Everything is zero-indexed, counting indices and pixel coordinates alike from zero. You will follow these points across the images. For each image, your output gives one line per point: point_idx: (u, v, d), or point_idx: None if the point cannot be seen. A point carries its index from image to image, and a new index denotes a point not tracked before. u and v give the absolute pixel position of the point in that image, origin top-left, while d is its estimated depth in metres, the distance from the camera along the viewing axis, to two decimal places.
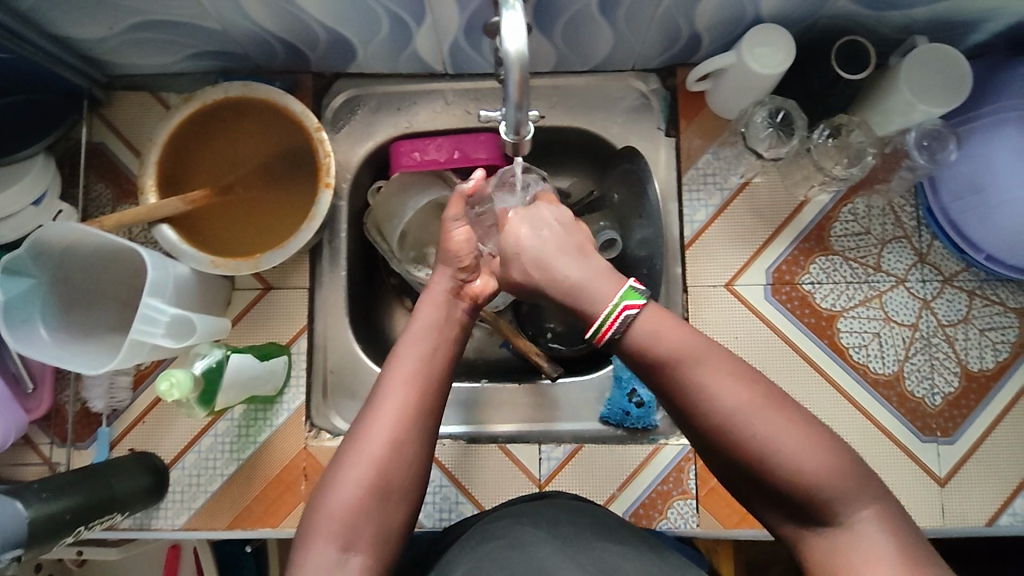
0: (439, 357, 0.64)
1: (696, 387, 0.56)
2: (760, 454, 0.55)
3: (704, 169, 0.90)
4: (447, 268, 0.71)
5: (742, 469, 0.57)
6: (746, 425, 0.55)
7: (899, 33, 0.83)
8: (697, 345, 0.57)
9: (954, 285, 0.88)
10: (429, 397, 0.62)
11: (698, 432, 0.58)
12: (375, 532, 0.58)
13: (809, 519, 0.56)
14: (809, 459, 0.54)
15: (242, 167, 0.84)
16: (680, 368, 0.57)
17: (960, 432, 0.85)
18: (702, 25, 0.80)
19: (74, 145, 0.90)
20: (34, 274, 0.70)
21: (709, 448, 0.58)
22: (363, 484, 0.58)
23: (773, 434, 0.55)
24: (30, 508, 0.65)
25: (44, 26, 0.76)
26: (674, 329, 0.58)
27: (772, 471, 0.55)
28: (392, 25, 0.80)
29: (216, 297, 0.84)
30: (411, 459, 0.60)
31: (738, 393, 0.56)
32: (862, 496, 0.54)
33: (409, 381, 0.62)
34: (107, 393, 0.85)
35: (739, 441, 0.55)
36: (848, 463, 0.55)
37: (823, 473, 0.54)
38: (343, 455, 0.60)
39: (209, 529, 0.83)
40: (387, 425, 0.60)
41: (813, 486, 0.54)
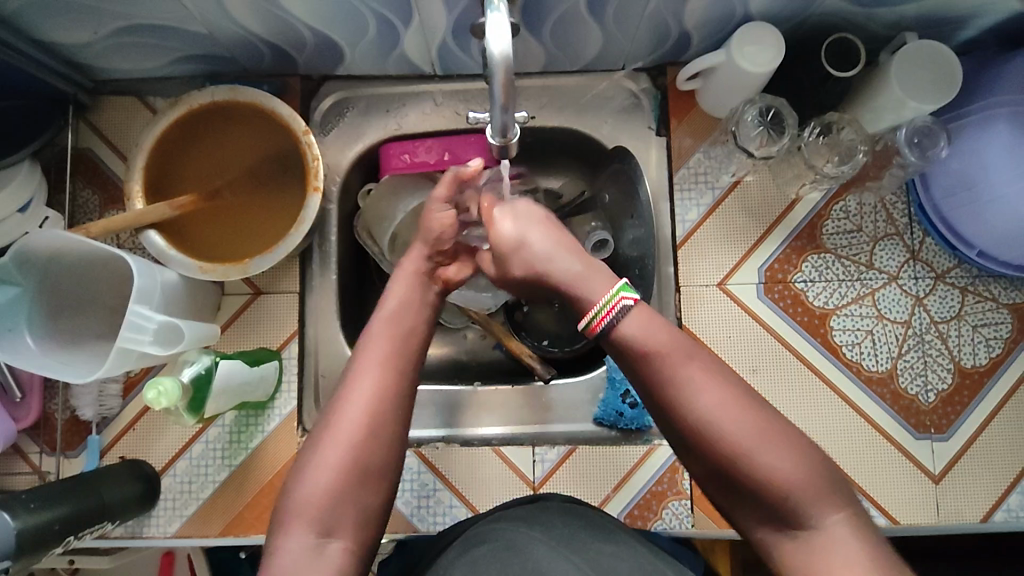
0: (413, 336, 0.66)
1: (673, 383, 0.56)
2: (733, 454, 0.55)
3: (695, 168, 0.90)
4: (422, 247, 0.72)
5: (715, 468, 0.56)
6: (720, 423, 0.55)
7: (888, 30, 0.83)
8: (679, 343, 0.57)
9: (946, 281, 0.88)
10: (404, 375, 0.62)
11: (674, 428, 0.57)
12: (354, 514, 0.57)
13: (779, 524, 0.55)
14: (780, 462, 0.54)
15: (231, 171, 0.84)
16: (661, 365, 0.57)
17: (953, 429, 0.85)
18: (691, 24, 0.80)
19: (60, 151, 0.89)
20: (20, 282, 0.70)
21: (684, 446, 0.57)
22: (339, 463, 0.57)
23: (746, 435, 0.54)
24: (17, 520, 0.64)
25: (27, 31, 0.75)
26: (657, 328, 0.58)
27: (745, 472, 0.55)
28: (380, 27, 0.79)
29: (206, 303, 0.83)
30: (386, 437, 0.59)
31: (716, 391, 0.56)
32: (832, 502, 0.54)
33: (383, 359, 0.62)
34: (97, 401, 0.84)
35: (713, 439, 0.55)
36: (819, 469, 0.55)
37: (794, 476, 0.54)
38: (318, 435, 0.59)
39: (202, 536, 0.83)
40: (362, 402, 0.59)
41: (784, 489, 0.54)
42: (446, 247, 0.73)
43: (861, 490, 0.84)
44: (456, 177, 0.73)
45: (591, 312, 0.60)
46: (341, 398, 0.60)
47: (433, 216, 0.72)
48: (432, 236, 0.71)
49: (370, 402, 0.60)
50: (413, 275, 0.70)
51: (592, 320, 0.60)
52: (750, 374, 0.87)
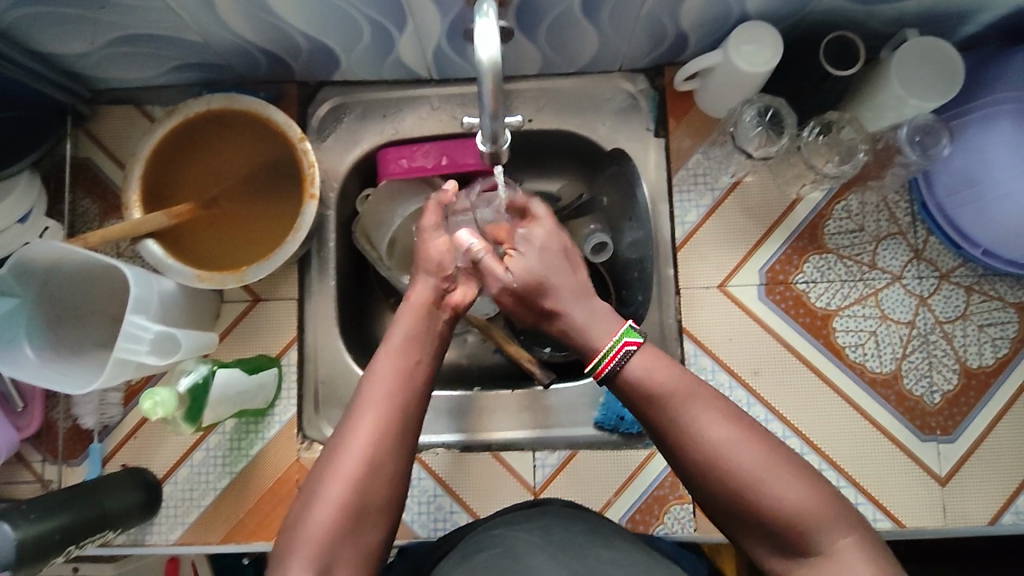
0: (418, 368, 0.65)
1: (680, 415, 0.58)
2: (742, 484, 0.56)
3: (694, 169, 0.89)
4: (427, 278, 0.71)
5: (723, 502, 0.57)
6: (727, 455, 0.56)
7: (889, 27, 0.82)
8: (684, 380, 0.60)
9: (951, 281, 0.87)
10: (408, 411, 0.62)
11: (681, 462, 0.59)
12: (353, 551, 0.58)
13: (793, 551, 0.55)
14: (788, 491, 0.55)
15: (228, 179, 0.84)
16: (665, 400, 0.59)
17: (960, 431, 0.84)
18: (688, 24, 0.79)
19: (60, 161, 0.89)
20: (18, 294, 0.70)
21: (693, 480, 0.58)
22: (339, 498, 0.58)
23: (756, 466, 0.56)
24: (17, 530, 0.65)
25: (23, 43, 0.76)
26: (662, 364, 0.61)
27: (755, 503, 0.55)
28: (374, 32, 0.79)
29: (204, 311, 0.84)
30: (387, 472, 0.60)
31: (724, 423, 0.57)
32: (842, 526, 0.55)
33: (388, 393, 0.62)
34: (98, 409, 0.85)
35: (722, 472, 0.56)
36: (829, 497, 0.55)
37: (802, 504, 0.55)
38: (322, 467, 0.60)
39: (203, 543, 0.83)
40: (364, 439, 0.60)
41: (795, 516, 0.54)
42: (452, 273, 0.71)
43: (865, 494, 0.83)
44: (438, 204, 0.76)
45: (597, 359, 0.63)
46: (346, 432, 0.60)
47: (429, 245, 0.72)
48: (433, 265, 0.71)
49: (373, 437, 0.60)
50: (417, 310, 0.69)
51: (598, 365, 0.62)
52: (752, 376, 0.86)
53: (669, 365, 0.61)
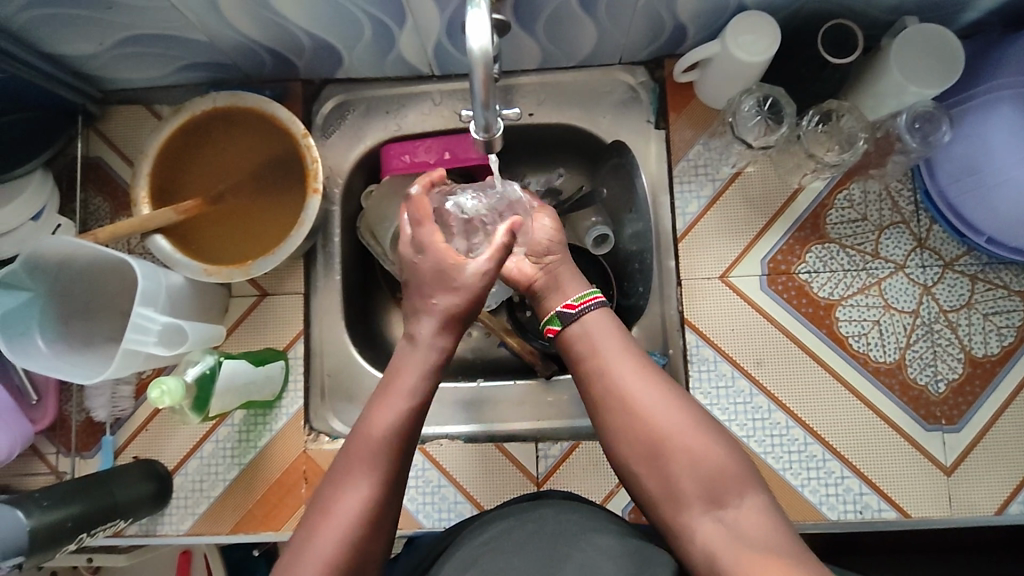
0: (409, 433, 0.63)
1: (613, 370, 0.66)
2: (660, 434, 0.62)
3: (695, 160, 0.90)
4: (432, 320, 0.65)
5: (644, 452, 0.63)
6: (651, 406, 0.63)
7: (889, 15, 0.82)
8: (621, 342, 0.68)
9: (955, 270, 0.86)
10: (395, 475, 0.62)
11: (613, 411, 0.65)
12: None
13: (703, 505, 0.60)
14: (702, 443, 0.61)
15: (233, 175, 0.85)
16: (602, 355, 0.67)
17: (964, 420, 0.83)
18: (686, 15, 0.79)
19: (71, 161, 0.92)
20: (30, 287, 0.72)
21: (618, 433, 0.64)
22: (328, 558, 0.57)
23: (675, 418, 0.63)
24: (31, 518, 0.66)
25: (35, 44, 0.78)
26: (603, 322, 0.70)
27: (672, 451, 0.62)
28: (375, 29, 0.80)
29: (213, 305, 0.85)
30: (373, 534, 0.60)
31: (650, 380, 0.65)
32: (750, 485, 0.60)
33: (375, 456, 0.61)
34: (110, 402, 0.86)
35: (644, 420, 0.63)
36: (739, 460, 0.61)
37: (715, 454, 0.61)
38: (315, 517, 0.60)
39: (213, 534, 0.84)
40: (351, 503, 0.59)
41: (707, 465, 0.61)
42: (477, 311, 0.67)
43: (870, 484, 0.83)
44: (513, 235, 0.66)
45: (581, 296, 0.72)
46: (333, 493, 0.60)
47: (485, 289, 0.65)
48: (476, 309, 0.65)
49: (362, 503, 0.59)
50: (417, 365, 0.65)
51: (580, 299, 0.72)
52: (755, 366, 0.86)
53: (613, 328, 0.69)
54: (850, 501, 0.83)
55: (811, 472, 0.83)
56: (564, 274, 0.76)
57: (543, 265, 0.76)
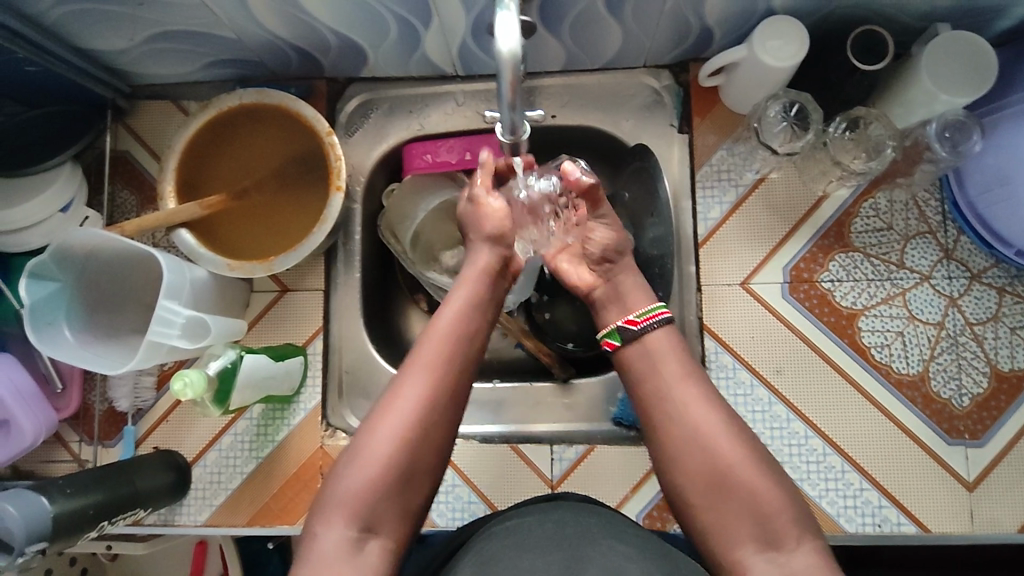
0: (472, 337, 0.67)
1: (678, 398, 0.64)
2: (723, 467, 0.60)
3: (718, 165, 0.89)
4: (489, 248, 0.73)
5: (703, 483, 0.60)
6: (715, 437, 0.61)
7: (920, 22, 0.80)
8: (689, 371, 0.66)
9: (982, 282, 0.85)
10: (459, 378, 0.64)
11: (677, 436, 0.63)
12: (398, 506, 0.60)
13: (757, 542, 0.57)
14: (765, 482, 0.59)
15: (259, 172, 0.86)
16: (667, 381, 0.65)
17: (988, 436, 0.82)
18: (713, 19, 0.79)
19: (100, 154, 0.93)
20: (59, 278, 0.73)
21: (678, 460, 0.62)
22: (386, 452, 0.59)
23: (739, 452, 0.60)
24: (54, 504, 0.68)
25: (67, 39, 0.79)
26: (672, 349, 0.67)
27: (733, 487, 0.59)
28: (401, 29, 0.80)
29: (235, 300, 0.86)
30: (431, 437, 0.62)
31: (716, 411, 0.63)
32: (807, 529, 0.58)
33: (437, 358, 0.64)
34: (132, 393, 0.88)
35: (706, 450, 0.61)
36: (799, 503, 0.59)
37: (778, 493, 0.59)
38: (374, 416, 0.62)
39: (230, 525, 0.85)
40: (414, 397, 0.62)
41: (767, 504, 0.58)
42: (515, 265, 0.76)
43: (890, 497, 0.82)
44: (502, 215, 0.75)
45: (646, 312, 0.70)
46: (394, 393, 0.62)
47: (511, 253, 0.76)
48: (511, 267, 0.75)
49: (422, 399, 0.62)
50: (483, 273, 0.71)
51: (643, 316, 0.70)
52: (775, 375, 0.85)
53: (680, 358, 0.67)
54: (868, 514, 0.82)
55: (830, 483, 0.82)
56: (625, 282, 0.75)
57: (603, 272, 0.76)
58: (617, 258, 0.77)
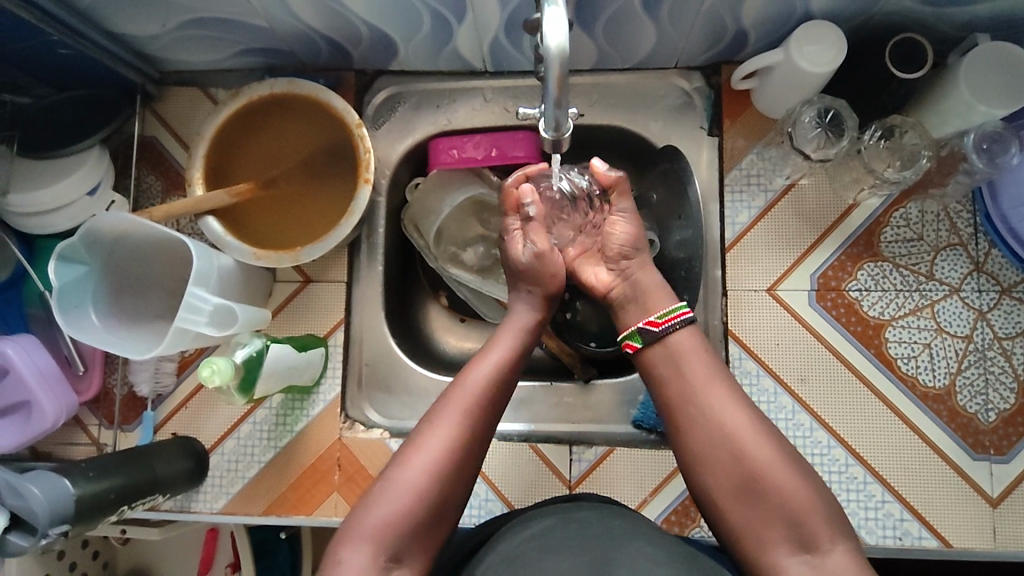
0: (504, 388, 0.67)
1: (706, 398, 0.64)
2: (753, 467, 0.59)
3: (748, 170, 0.88)
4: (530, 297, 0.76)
5: (734, 485, 0.60)
6: (744, 436, 0.61)
7: (960, 31, 0.79)
8: (716, 371, 0.65)
9: (1012, 296, 0.84)
10: (489, 424, 0.65)
11: (706, 437, 0.62)
12: (419, 547, 0.59)
13: (790, 544, 0.56)
14: (796, 482, 0.58)
15: (287, 162, 0.86)
16: (694, 382, 0.65)
17: (1014, 452, 0.81)
18: (749, 21, 0.78)
19: (127, 138, 0.93)
20: (87, 261, 0.73)
21: (707, 460, 0.62)
22: (417, 486, 0.59)
23: (769, 452, 0.60)
24: (77, 486, 0.68)
25: (101, 22, 0.79)
26: (697, 349, 0.67)
27: (765, 487, 0.59)
28: (433, 22, 0.80)
29: (258, 289, 0.86)
30: (456, 482, 0.61)
31: (746, 412, 0.63)
32: (841, 529, 0.57)
33: (472, 401, 0.64)
34: (153, 377, 0.88)
35: (736, 450, 0.60)
36: (832, 504, 0.58)
37: (808, 493, 0.58)
38: (404, 451, 0.62)
39: (246, 514, 0.85)
40: (446, 439, 0.62)
41: (799, 504, 0.57)
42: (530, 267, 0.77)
43: (911, 510, 0.81)
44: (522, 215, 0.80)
45: (666, 312, 0.70)
46: (426, 432, 0.62)
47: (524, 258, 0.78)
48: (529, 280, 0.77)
49: (454, 441, 0.62)
50: (517, 332, 0.72)
51: (664, 317, 0.70)
52: (799, 383, 0.84)
53: (707, 358, 0.67)
54: (889, 527, 0.81)
55: (851, 493, 0.82)
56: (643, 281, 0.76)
57: (620, 272, 0.77)
58: (633, 255, 0.77)
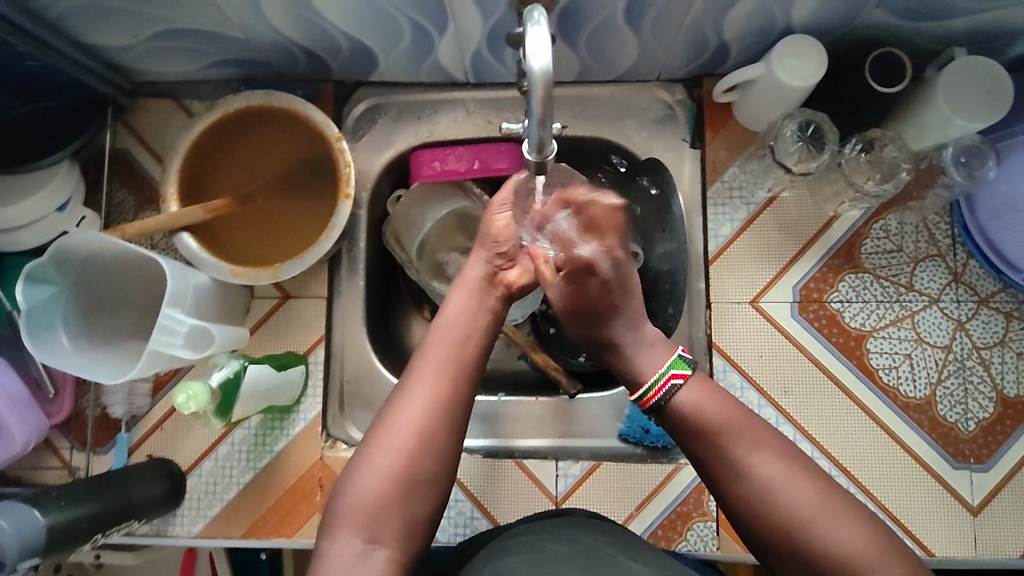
0: (469, 347, 0.64)
1: (727, 453, 0.58)
2: (789, 523, 0.55)
3: (730, 182, 0.88)
4: (481, 252, 0.71)
5: (775, 540, 0.56)
6: (775, 490, 0.56)
7: (936, 44, 0.80)
8: (731, 417, 0.59)
9: (990, 306, 0.85)
10: (462, 388, 0.62)
11: (734, 498, 0.58)
12: (399, 519, 0.57)
13: None
14: (842, 529, 0.54)
15: (264, 176, 0.84)
16: (718, 429, 0.59)
17: (993, 460, 0.82)
18: (730, 35, 0.78)
19: (99, 151, 0.91)
20: (57, 281, 0.71)
21: (744, 520, 0.57)
22: (391, 468, 0.57)
23: (805, 499, 0.55)
24: (47, 516, 0.65)
25: (71, 34, 0.77)
26: (712, 397, 0.61)
27: (806, 547, 0.54)
28: (414, 34, 0.79)
29: (235, 306, 0.84)
30: (432, 452, 0.59)
31: (775, 458, 0.57)
32: (896, 569, 0.52)
33: (436, 367, 0.62)
34: (127, 399, 0.85)
35: (772, 505, 0.55)
36: (883, 538, 0.54)
37: (856, 542, 0.53)
38: (374, 434, 0.59)
39: (225, 537, 0.83)
40: (416, 411, 0.59)
41: (846, 556, 0.53)
42: (508, 250, 0.71)
43: (894, 518, 0.82)
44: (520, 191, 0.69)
45: (644, 388, 0.64)
46: (396, 409, 0.60)
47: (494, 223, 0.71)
48: (491, 241, 0.71)
49: (422, 411, 0.59)
50: (472, 285, 0.69)
51: (645, 395, 0.64)
52: (782, 396, 0.84)
53: (719, 402, 0.60)
54: None
55: None
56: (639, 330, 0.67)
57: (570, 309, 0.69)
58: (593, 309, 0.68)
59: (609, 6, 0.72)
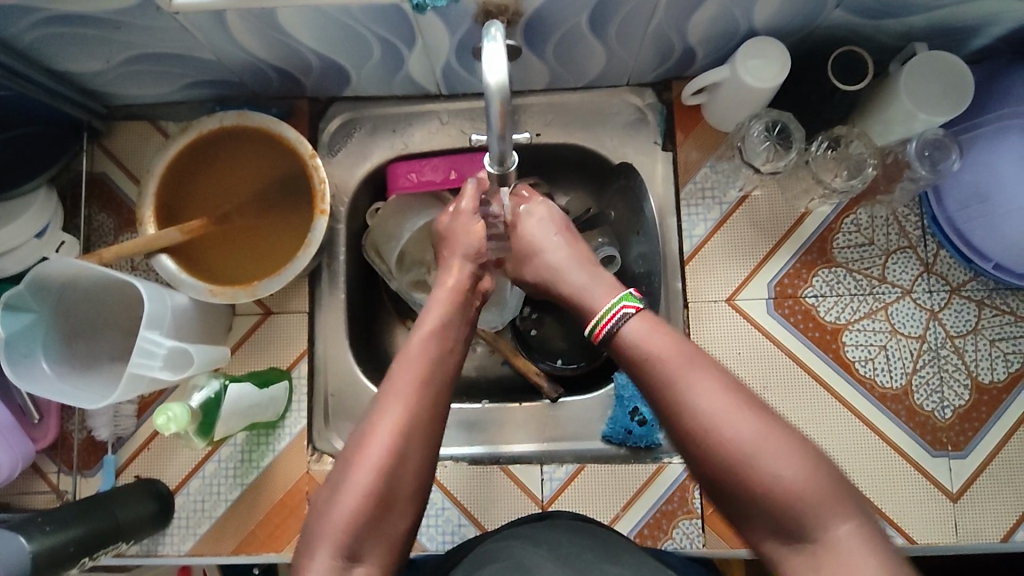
0: (447, 361, 0.64)
1: (671, 387, 0.56)
2: (732, 458, 0.53)
3: (702, 183, 0.89)
4: (463, 261, 0.74)
5: (717, 475, 0.54)
6: (719, 425, 0.53)
7: (897, 41, 0.82)
8: (679, 352, 0.57)
9: (962, 295, 0.86)
10: (439, 403, 0.62)
11: (676, 433, 0.56)
12: (378, 537, 0.57)
13: (782, 533, 0.53)
14: (787, 464, 0.52)
15: (240, 196, 0.85)
16: (668, 368, 0.56)
17: (971, 447, 0.83)
18: (695, 38, 0.79)
19: (76, 176, 0.91)
20: (34, 309, 0.71)
21: (686, 455, 0.56)
22: (368, 487, 0.57)
23: (747, 436, 0.53)
24: (33, 542, 0.65)
25: (41, 61, 0.77)
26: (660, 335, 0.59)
27: (747, 482, 0.53)
28: (385, 51, 0.80)
29: (216, 326, 0.85)
30: (412, 469, 0.59)
31: (720, 395, 0.55)
32: (842, 512, 0.52)
33: (417, 383, 0.61)
34: (112, 421, 0.86)
35: (714, 439, 0.53)
36: (831, 478, 0.52)
37: (799, 479, 0.52)
38: (351, 450, 0.59)
39: (214, 555, 0.84)
40: (392, 428, 0.59)
41: (788, 493, 0.52)
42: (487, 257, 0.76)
43: (877, 509, 0.82)
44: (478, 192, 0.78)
45: (597, 318, 0.63)
46: (374, 418, 0.59)
47: (468, 229, 0.77)
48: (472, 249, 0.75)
49: (403, 427, 0.59)
50: (454, 293, 0.71)
51: (598, 327, 0.62)
52: (761, 391, 0.86)
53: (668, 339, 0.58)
54: None
55: None
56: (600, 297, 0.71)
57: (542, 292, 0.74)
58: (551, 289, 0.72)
59: (574, 16, 0.73)
